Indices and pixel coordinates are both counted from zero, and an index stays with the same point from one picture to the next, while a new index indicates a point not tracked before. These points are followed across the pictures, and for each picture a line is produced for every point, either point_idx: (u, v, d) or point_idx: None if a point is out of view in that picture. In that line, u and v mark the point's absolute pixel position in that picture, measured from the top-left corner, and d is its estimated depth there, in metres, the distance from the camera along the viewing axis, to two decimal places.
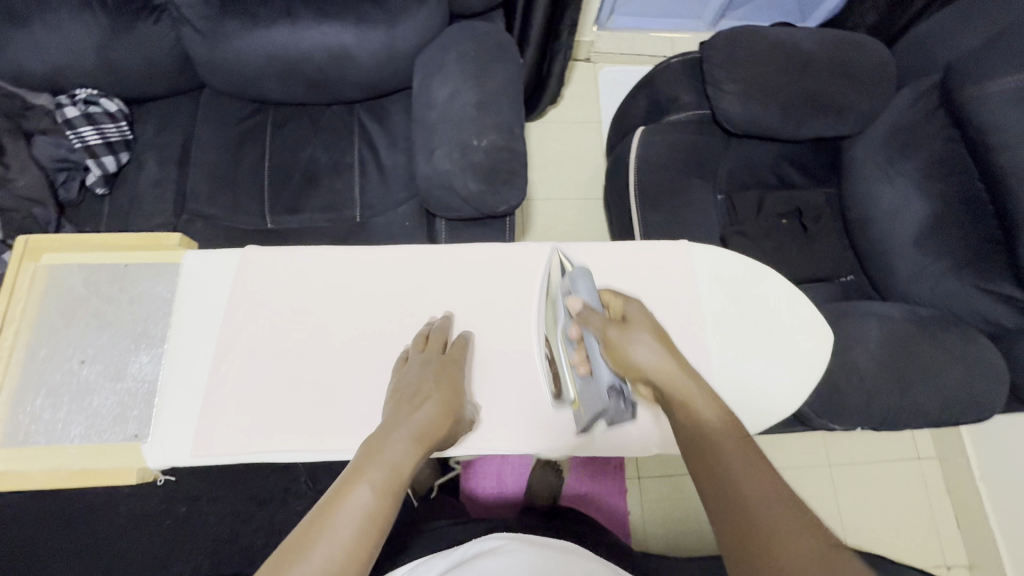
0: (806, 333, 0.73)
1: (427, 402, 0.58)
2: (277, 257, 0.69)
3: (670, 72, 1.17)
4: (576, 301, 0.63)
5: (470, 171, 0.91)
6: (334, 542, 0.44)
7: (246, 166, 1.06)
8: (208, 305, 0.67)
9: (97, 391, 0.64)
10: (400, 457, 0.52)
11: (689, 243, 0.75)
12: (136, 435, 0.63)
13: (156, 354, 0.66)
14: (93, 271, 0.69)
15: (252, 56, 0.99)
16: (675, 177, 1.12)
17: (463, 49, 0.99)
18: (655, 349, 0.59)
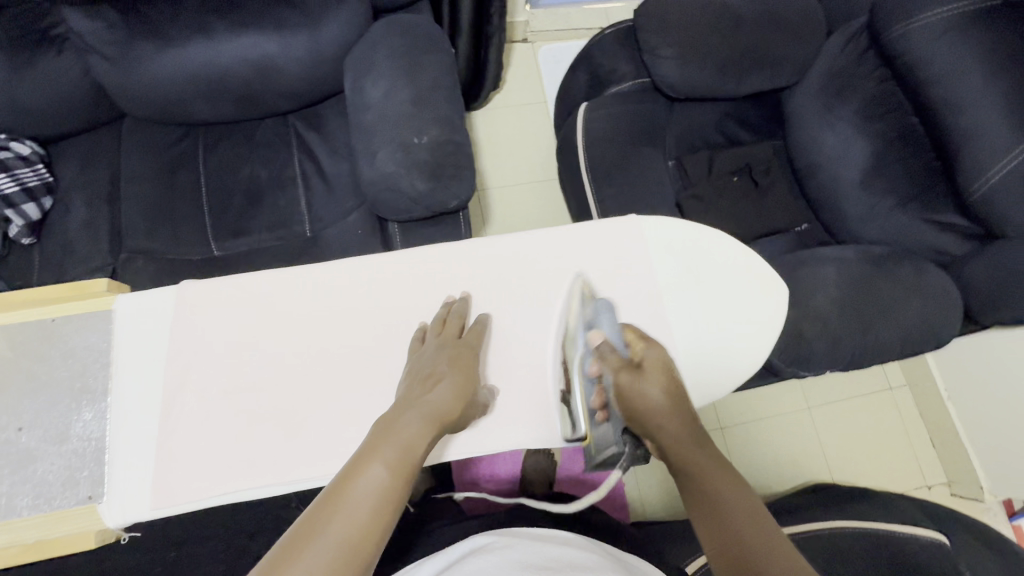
0: (761, 290, 0.74)
1: (442, 385, 0.58)
2: (214, 289, 0.65)
3: (603, 43, 1.16)
4: (598, 336, 0.64)
5: (415, 170, 0.89)
6: (350, 521, 0.46)
7: (182, 195, 1.01)
8: (150, 350, 0.63)
9: (40, 458, 0.60)
10: (414, 437, 0.53)
11: (637, 217, 0.74)
12: (90, 497, 0.59)
13: (101, 410, 0.61)
14: (15, 331, 0.63)
15: (169, 77, 0.94)
16: (625, 149, 1.11)
17: (392, 45, 0.96)
18: (667, 401, 0.58)
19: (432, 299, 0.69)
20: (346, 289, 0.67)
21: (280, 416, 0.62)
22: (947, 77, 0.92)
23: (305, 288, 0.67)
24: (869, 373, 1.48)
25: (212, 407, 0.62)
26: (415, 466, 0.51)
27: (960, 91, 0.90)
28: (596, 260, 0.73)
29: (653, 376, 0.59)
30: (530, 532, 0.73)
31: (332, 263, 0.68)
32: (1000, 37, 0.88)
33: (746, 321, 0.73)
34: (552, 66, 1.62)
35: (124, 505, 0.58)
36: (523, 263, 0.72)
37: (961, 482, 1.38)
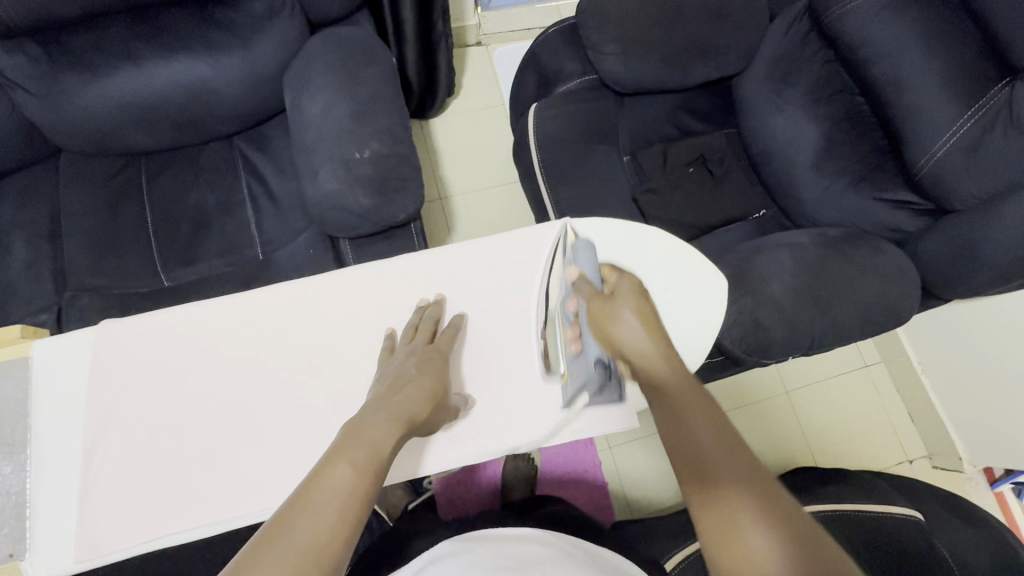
0: (700, 284, 0.74)
1: (412, 385, 0.58)
2: (136, 326, 0.63)
3: (548, 43, 1.16)
4: (575, 271, 0.64)
5: (359, 186, 0.87)
6: (316, 520, 0.44)
7: (127, 227, 0.99)
8: (72, 395, 0.61)
9: None
10: (382, 436, 0.51)
11: (570, 220, 0.73)
12: (11, 555, 0.57)
13: (19, 463, 0.59)
14: None
15: (101, 109, 0.92)
16: (577, 148, 1.10)
17: (329, 60, 0.94)
18: (642, 327, 0.58)
19: (362, 321, 0.67)
20: (276, 315, 0.66)
21: (211, 452, 0.60)
22: (888, 55, 0.91)
23: (233, 318, 0.65)
24: (844, 353, 1.48)
25: (139, 448, 0.60)
26: (383, 468, 0.50)
27: (901, 68, 0.90)
28: (533, 266, 0.72)
29: (625, 300, 0.59)
30: (498, 531, 0.73)
31: (261, 289, 0.67)
32: (936, 10, 0.87)
33: (687, 317, 0.73)
34: (507, 68, 1.60)
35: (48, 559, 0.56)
36: (457, 275, 0.71)
37: (940, 454, 1.39)
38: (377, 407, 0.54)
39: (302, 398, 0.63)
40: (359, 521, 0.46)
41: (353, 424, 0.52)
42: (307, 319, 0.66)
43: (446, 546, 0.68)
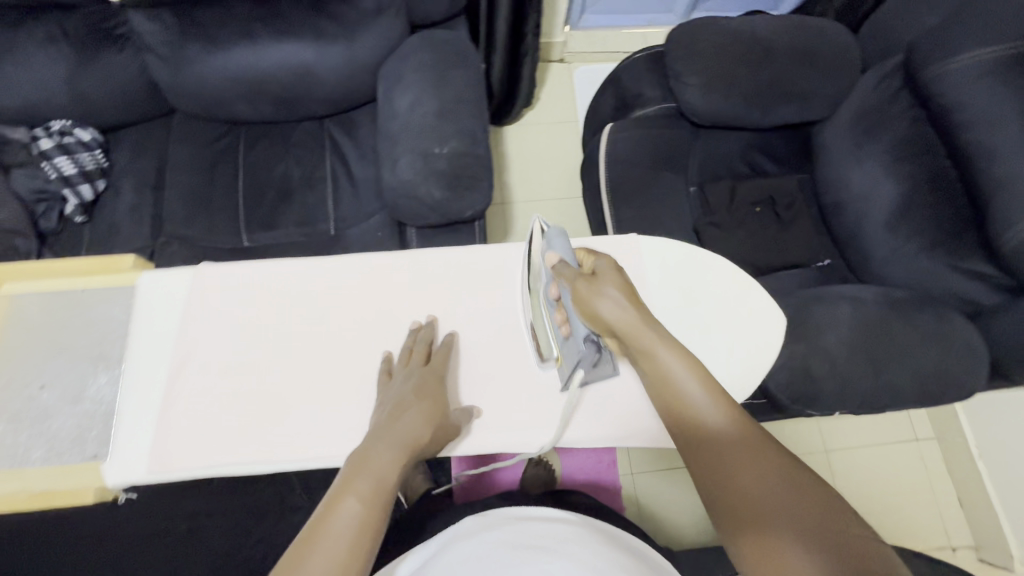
0: (758, 320, 0.72)
1: (409, 407, 0.59)
2: (232, 272, 0.70)
3: (633, 68, 1.18)
4: (553, 256, 0.65)
5: (433, 179, 0.92)
6: (332, 544, 0.47)
7: (220, 187, 1.08)
8: (167, 325, 0.67)
9: (56, 415, 0.64)
10: (386, 470, 0.53)
11: (638, 236, 0.75)
12: (96, 455, 0.62)
13: (115, 375, 0.65)
14: (50, 298, 0.67)
15: (217, 79, 1.02)
16: (645, 172, 1.12)
17: (424, 59, 1.01)
18: (625, 304, 0.59)
19: (421, 303, 0.71)
20: (345, 283, 0.71)
21: (272, 397, 0.65)
22: (980, 122, 0.88)
23: (313, 281, 0.70)
24: (895, 422, 1.41)
25: (214, 382, 0.65)
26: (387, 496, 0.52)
27: (993, 138, 0.86)
28: None
29: (609, 279, 0.61)
30: (527, 510, 0.72)
31: (336, 257, 0.72)
32: None
33: (743, 348, 0.71)
34: (586, 86, 1.64)
35: (122, 466, 0.61)
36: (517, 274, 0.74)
37: (989, 549, 1.29)
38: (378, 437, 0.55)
39: (358, 362, 0.67)
40: (368, 544, 0.48)
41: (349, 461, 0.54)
42: (373, 292, 0.71)
43: (472, 523, 0.69)
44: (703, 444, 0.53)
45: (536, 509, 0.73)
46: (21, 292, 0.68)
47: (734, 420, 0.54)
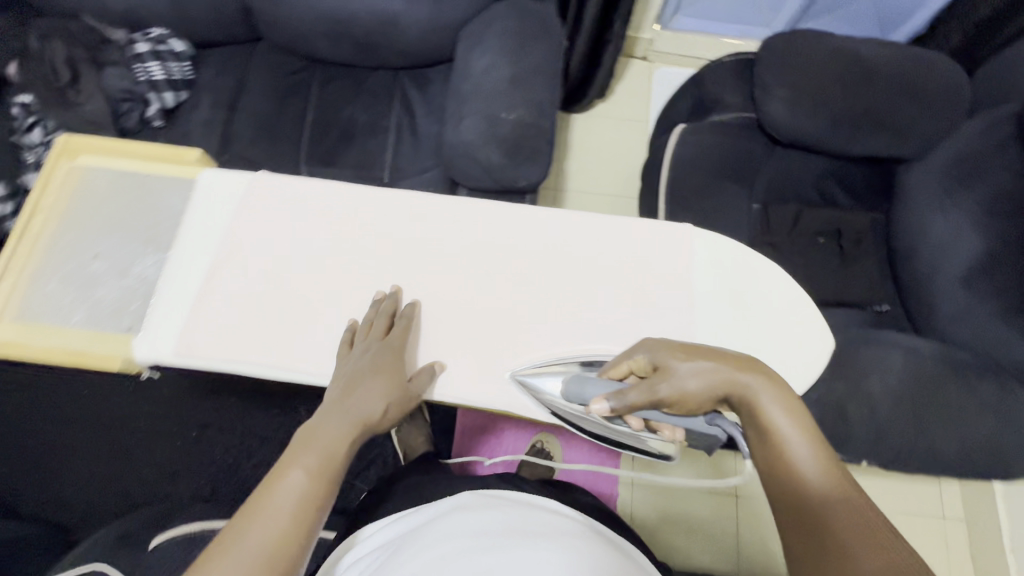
0: (799, 338, 0.67)
1: (368, 378, 0.55)
2: (271, 180, 0.65)
3: (719, 71, 1.13)
4: (598, 402, 0.55)
5: (494, 143, 0.91)
6: (270, 525, 0.45)
7: (290, 118, 1.11)
8: (203, 217, 0.61)
9: (102, 285, 0.57)
10: (338, 444, 0.51)
11: (692, 227, 0.69)
12: (130, 329, 0.56)
13: (161, 256, 0.58)
14: (124, 175, 0.62)
15: (308, 15, 1.04)
16: (709, 179, 1.08)
17: (508, 26, 1.00)
18: (703, 365, 0.52)
19: (476, 250, 0.66)
20: (408, 215, 0.67)
21: (315, 313, 0.60)
22: None
23: (352, 204, 0.66)
24: (923, 493, 1.32)
25: (242, 284, 0.60)
26: (335, 475, 0.50)
27: None
28: (640, 256, 0.68)
29: (676, 361, 0.53)
30: (517, 495, 0.71)
31: (374, 187, 0.68)
32: None
33: (789, 368, 0.66)
34: (663, 88, 1.61)
35: (150, 347, 0.55)
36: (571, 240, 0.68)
37: None
38: (330, 412, 0.53)
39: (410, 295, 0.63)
40: (312, 525, 0.46)
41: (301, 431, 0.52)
42: (433, 229, 0.67)
43: (465, 497, 0.67)
44: (795, 498, 0.45)
45: (524, 495, 0.72)
46: (97, 151, 0.64)
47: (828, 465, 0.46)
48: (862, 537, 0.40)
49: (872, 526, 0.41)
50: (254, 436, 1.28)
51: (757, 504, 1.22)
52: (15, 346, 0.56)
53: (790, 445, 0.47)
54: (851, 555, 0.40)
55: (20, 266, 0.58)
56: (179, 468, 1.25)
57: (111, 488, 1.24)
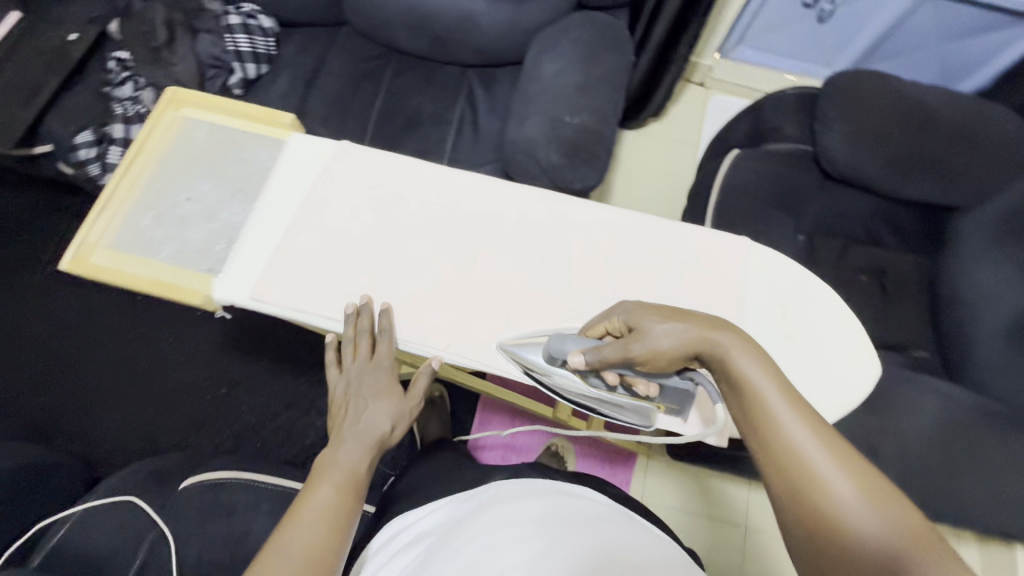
0: (854, 367, 0.62)
1: (370, 402, 0.69)
2: (335, 147, 0.66)
3: (781, 100, 1.14)
4: (579, 354, 0.53)
5: (555, 144, 0.94)
6: (308, 531, 0.59)
7: (360, 101, 1.16)
8: (277, 178, 0.63)
9: (192, 226, 0.61)
10: (357, 462, 0.67)
11: (749, 241, 0.65)
12: (210, 270, 0.60)
13: (247, 207, 0.62)
14: (221, 128, 0.66)
15: (392, 6, 1.10)
16: (759, 205, 1.09)
17: (580, 35, 1.04)
18: (674, 323, 0.53)
19: (527, 237, 0.64)
20: (473, 195, 0.66)
21: (375, 275, 0.60)
22: None
23: (410, 178, 0.65)
24: None
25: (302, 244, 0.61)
26: (359, 485, 0.66)
27: None
28: (693, 264, 0.64)
29: (650, 318, 0.53)
30: (557, 483, 0.72)
31: (429, 163, 0.67)
32: None
33: (830, 401, 0.61)
34: (716, 114, 1.63)
35: (225, 291, 0.58)
36: (626, 238, 0.65)
37: None
38: (349, 434, 0.68)
39: (464, 274, 0.62)
40: (341, 526, 0.61)
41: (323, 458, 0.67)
42: (491, 209, 0.65)
43: (494, 489, 0.70)
44: (772, 442, 0.46)
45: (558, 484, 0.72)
46: (187, 102, 0.67)
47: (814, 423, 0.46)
48: (842, 474, 0.42)
49: (850, 463, 0.43)
50: (280, 401, 1.31)
51: (767, 534, 1.22)
52: (103, 270, 0.59)
53: (773, 407, 0.47)
54: (834, 492, 0.42)
55: (119, 196, 0.62)
56: (206, 422, 1.30)
57: (139, 432, 1.29)
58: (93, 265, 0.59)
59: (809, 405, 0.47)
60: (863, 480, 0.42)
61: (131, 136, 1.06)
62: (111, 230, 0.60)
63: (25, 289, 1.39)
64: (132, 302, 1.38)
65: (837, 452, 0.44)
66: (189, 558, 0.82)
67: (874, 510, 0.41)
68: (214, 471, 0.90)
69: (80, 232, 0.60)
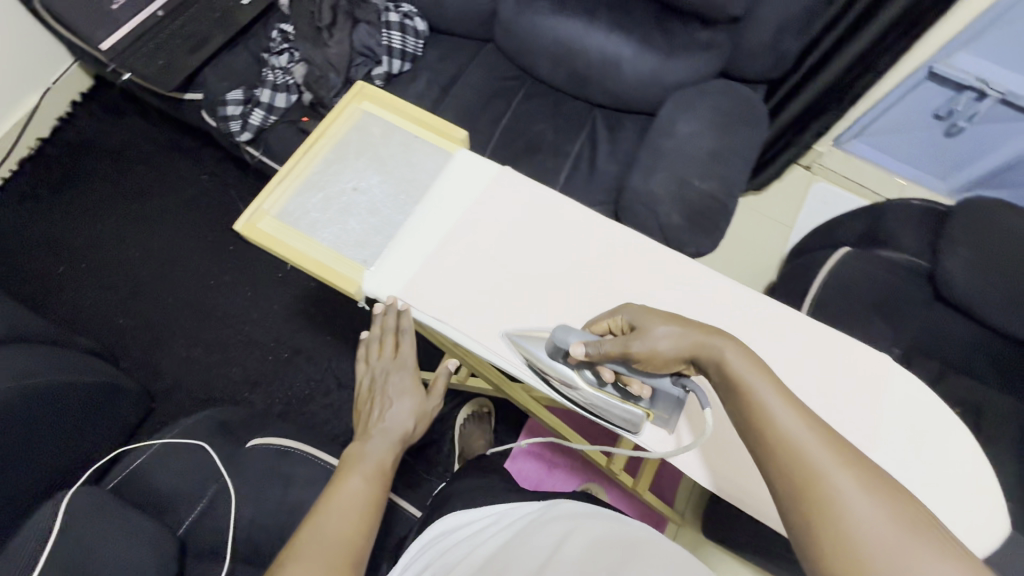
0: (981, 518, 0.60)
1: (395, 399, 0.76)
2: (507, 175, 0.68)
3: (905, 211, 1.12)
4: (580, 345, 0.55)
5: (679, 206, 0.95)
6: (340, 516, 0.65)
7: (488, 116, 1.20)
8: (446, 191, 0.66)
9: (355, 216, 0.64)
10: (384, 456, 0.73)
11: (891, 360, 0.65)
12: (365, 262, 0.62)
13: (409, 209, 0.65)
14: (397, 129, 0.70)
15: (544, 34, 1.13)
16: (859, 310, 1.06)
17: (721, 103, 1.05)
18: (674, 329, 0.53)
19: (673, 304, 0.65)
20: (624, 250, 0.67)
21: (522, 306, 0.63)
22: None
23: (571, 221, 0.68)
24: None
25: (459, 260, 0.64)
26: (386, 476, 0.72)
27: None
28: (829, 371, 0.65)
29: (653, 321, 0.54)
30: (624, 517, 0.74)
31: (591, 210, 0.69)
32: None
33: None
34: (816, 201, 1.61)
35: (379, 286, 0.61)
36: (765, 328, 0.66)
37: None
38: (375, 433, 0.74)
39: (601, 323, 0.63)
40: (371, 516, 0.67)
41: (350, 455, 0.73)
42: (638, 268, 0.66)
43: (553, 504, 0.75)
44: (766, 438, 0.47)
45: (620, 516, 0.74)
46: (369, 98, 0.71)
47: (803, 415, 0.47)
48: (835, 463, 0.44)
49: (842, 453, 0.44)
50: (334, 378, 1.34)
51: None
52: (267, 236, 0.62)
53: (763, 403, 0.47)
54: (829, 484, 0.43)
55: (294, 171, 0.65)
56: (262, 381, 1.33)
57: (199, 374, 1.33)
58: (259, 231, 0.62)
59: (794, 395, 0.48)
60: (857, 469, 0.44)
61: (275, 103, 1.13)
62: (282, 201, 0.64)
63: (132, 215, 1.47)
64: (222, 250, 1.44)
65: (828, 442, 0.45)
66: (243, 517, 0.85)
67: (869, 497, 0.42)
68: (281, 437, 0.92)
69: (254, 201, 0.63)
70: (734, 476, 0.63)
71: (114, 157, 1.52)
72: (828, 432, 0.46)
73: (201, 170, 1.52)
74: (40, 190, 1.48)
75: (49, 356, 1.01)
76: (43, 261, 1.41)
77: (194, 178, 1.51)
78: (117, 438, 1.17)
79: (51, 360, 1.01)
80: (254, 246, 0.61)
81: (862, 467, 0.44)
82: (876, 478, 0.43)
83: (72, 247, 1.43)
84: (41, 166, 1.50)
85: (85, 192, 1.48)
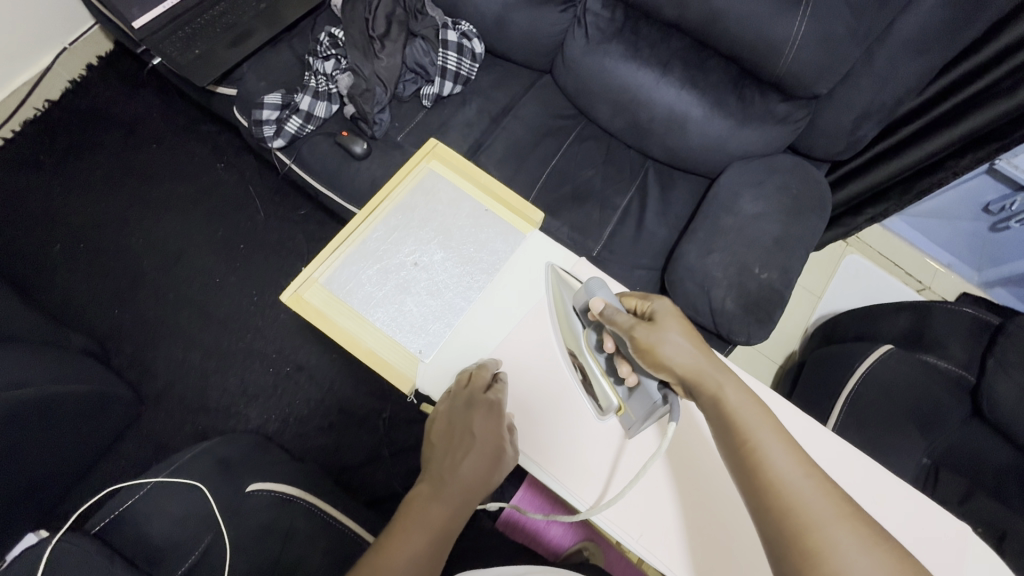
0: None
1: (473, 441, 0.60)
2: (566, 265, 0.73)
3: (954, 319, 1.09)
4: (599, 301, 0.63)
5: (733, 292, 0.90)
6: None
7: (538, 155, 1.13)
8: (503, 276, 0.73)
9: (411, 296, 0.72)
10: (448, 518, 0.57)
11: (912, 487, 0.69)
12: (418, 351, 0.69)
13: (469, 297, 0.72)
14: (463, 201, 0.78)
15: (611, 79, 1.06)
16: (895, 414, 1.02)
17: (787, 182, 1.00)
18: (686, 342, 0.57)
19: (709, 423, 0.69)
20: None
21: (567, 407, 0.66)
22: None
23: None
24: None
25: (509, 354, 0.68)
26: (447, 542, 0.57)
27: None
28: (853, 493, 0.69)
29: (671, 322, 0.59)
30: None
31: None
32: None
33: None
34: (848, 274, 1.55)
35: (429, 374, 0.68)
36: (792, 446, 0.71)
37: None
38: (441, 487, 0.58)
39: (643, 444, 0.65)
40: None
41: (416, 497, 0.59)
42: None
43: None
44: (761, 478, 0.49)
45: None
46: (437, 157, 0.80)
47: (800, 459, 0.50)
48: (830, 514, 0.46)
49: (837, 504, 0.47)
50: (335, 402, 1.27)
51: None
52: (322, 309, 0.70)
53: (764, 447, 0.50)
54: (823, 534, 0.45)
55: (353, 241, 0.74)
56: (259, 396, 1.26)
57: (194, 381, 1.26)
58: (314, 304, 0.70)
59: (793, 439, 0.51)
60: (852, 522, 0.46)
61: (315, 112, 1.05)
62: (338, 273, 0.72)
63: (139, 197, 1.38)
64: (232, 249, 1.36)
65: (824, 492, 0.47)
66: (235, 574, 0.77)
67: (866, 552, 0.44)
68: (282, 484, 0.85)
69: (307, 269, 0.71)
70: (694, 540, 0.62)
71: (126, 131, 1.42)
72: (825, 481, 0.48)
73: (219, 159, 1.42)
74: (41, 156, 1.37)
75: (42, 360, 0.93)
76: (38, 236, 1.32)
77: (209, 166, 1.42)
78: (100, 446, 1.09)
79: (47, 363, 0.94)
80: (307, 321, 0.69)
81: (858, 515, 0.46)
82: (870, 531, 0.45)
83: (71, 224, 1.33)
84: (43, 129, 1.39)
85: (89, 165, 1.38)
